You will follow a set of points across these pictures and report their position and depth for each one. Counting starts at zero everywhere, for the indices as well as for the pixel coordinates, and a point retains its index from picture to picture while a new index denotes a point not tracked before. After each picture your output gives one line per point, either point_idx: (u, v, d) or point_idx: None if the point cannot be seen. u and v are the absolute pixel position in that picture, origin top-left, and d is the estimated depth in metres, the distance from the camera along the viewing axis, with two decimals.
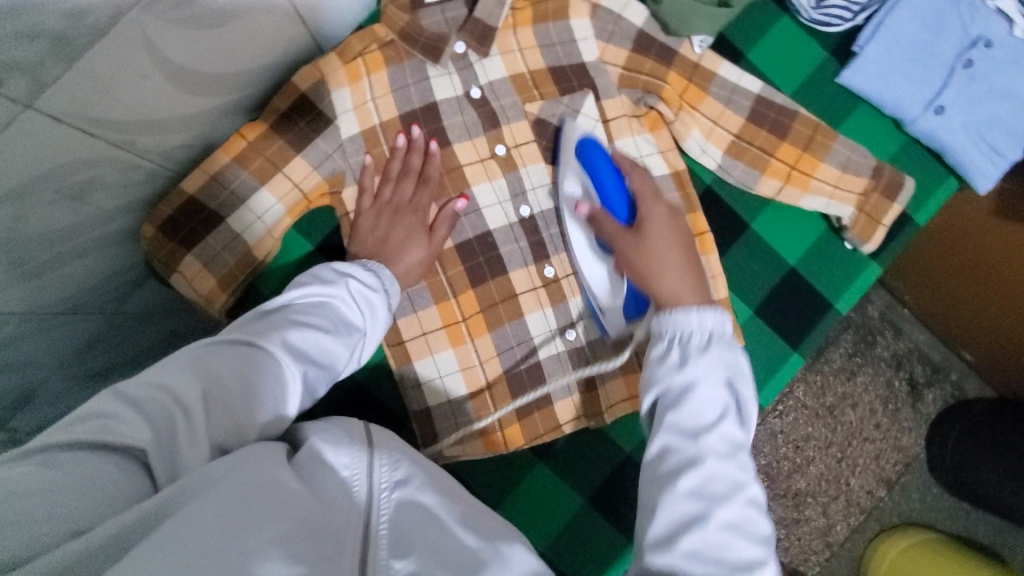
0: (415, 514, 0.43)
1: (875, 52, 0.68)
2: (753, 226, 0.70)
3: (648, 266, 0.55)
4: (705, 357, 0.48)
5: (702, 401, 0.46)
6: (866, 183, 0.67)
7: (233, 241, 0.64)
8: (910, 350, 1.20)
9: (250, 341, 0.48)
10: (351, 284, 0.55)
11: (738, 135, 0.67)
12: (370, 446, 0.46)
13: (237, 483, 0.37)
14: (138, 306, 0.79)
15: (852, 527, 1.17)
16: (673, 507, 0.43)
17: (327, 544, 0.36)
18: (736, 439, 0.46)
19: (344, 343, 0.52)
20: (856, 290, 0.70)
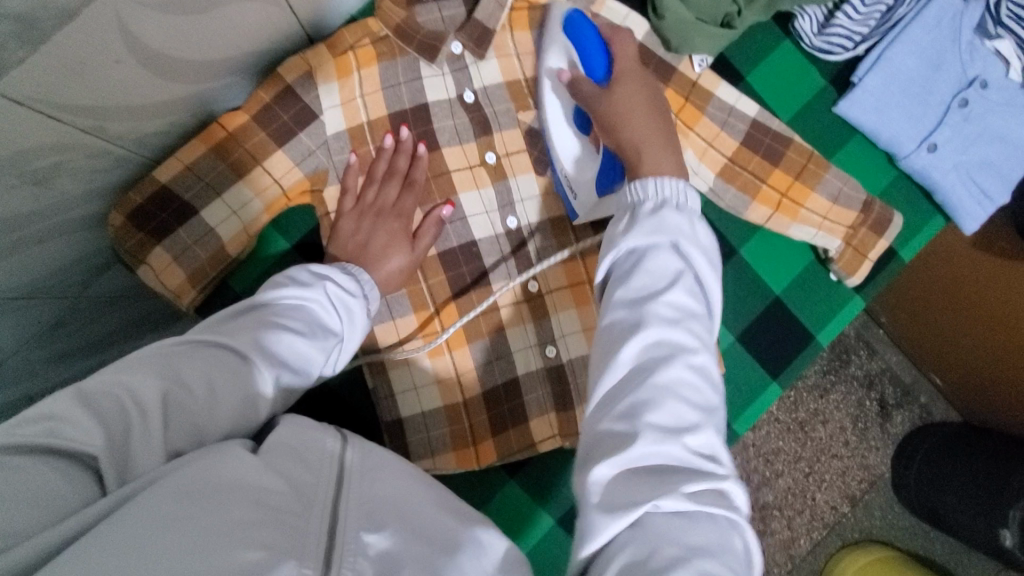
0: (386, 495, 0.38)
1: (873, 85, 0.68)
2: (740, 252, 0.70)
3: (623, 122, 0.53)
4: (654, 217, 0.44)
5: (654, 266, 0.43)
6: (855, 217, 0.66)
7: (206, 235, 0.61)
8: (883, 370, 1.22)
9: (219, 342, 0.44)
10: (329, 287, 0.52)
11: (732, 159, 0.66)
12: (346, 434, 0.43)
13: (185, 477, 0.33)
14: (104, 290, 0.75)
15: (815, 541, 1.18)
16: (616, 364, 0.40)
17: (296, 522, 0.33)
18: (687, 304, 0.42)
19: (322, 346, 0.49)
20: (837, 323, 0.70)
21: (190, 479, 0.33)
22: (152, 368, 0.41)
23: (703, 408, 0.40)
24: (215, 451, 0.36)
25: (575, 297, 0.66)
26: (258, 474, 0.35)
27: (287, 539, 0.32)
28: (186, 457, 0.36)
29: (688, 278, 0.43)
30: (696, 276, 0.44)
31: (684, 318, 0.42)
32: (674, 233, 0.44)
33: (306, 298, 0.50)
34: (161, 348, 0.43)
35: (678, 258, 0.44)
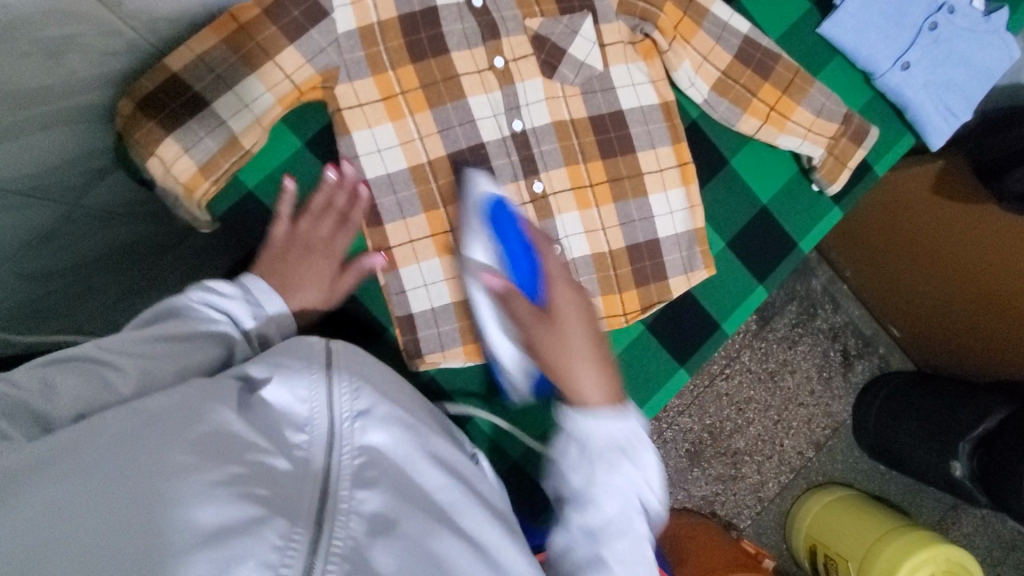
0: (376, 451, 0.44)
1: (853, 6, 0.73)
2: (731, 162, 0.74)
3: (560, 363, 0.54)
4: (598, 425, 0.52)
5: (605, 486, 0.50)
6: (837, 127, 0.71)
7: (218, 127, 0.62)
8: (846, 323, 1.30)
9: (77, 356, 0.46)
10: (195, 296, 0.53)
11: (726, 73, 0.70)
12: (327, 370, 0.47)
13: (171, 425, 0.37)
14: (102, 204, 0.75)
15: (782, 484, 1.26)
16: (573, 542, 0.52)
17: (280, 493, 0.37)
18: (631, 503, 0.51)
19: (195, 346, 0.50)
20: (819, 230, 0.75)
21: (181, 432, 0.37)
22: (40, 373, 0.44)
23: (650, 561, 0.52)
24: (207, 396, 0.41)
25: (577, 200, 0.70)
26: (245, 433, 0.40)
27: (277, 499, 0.36)
28: (181, 393, 0.41)
29: (642, 467, 0.52)
30: (629, 455, 0.51)
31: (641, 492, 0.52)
32: (623, 459, 0.51)
33: (185, 308, 0.52)
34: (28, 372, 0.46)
35: (609, 491, 0.50)
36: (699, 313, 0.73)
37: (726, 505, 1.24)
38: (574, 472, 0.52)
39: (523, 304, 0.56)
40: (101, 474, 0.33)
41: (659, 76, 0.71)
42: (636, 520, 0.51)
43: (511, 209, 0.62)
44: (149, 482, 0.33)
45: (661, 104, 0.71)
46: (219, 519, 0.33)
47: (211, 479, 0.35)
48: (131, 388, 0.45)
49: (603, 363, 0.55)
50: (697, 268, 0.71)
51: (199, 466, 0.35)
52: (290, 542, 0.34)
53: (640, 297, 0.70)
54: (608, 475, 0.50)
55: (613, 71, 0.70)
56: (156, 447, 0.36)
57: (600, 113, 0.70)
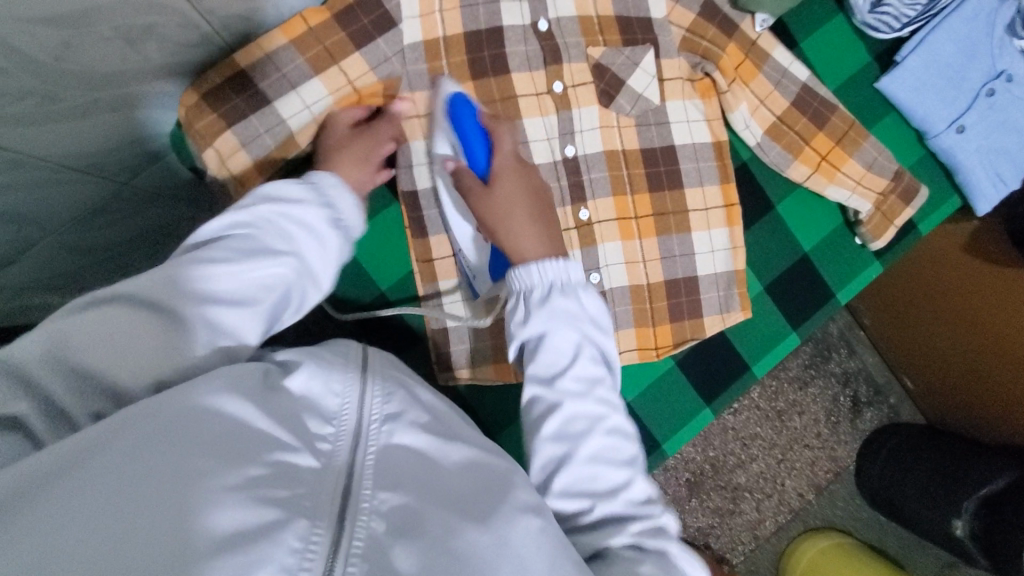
0: (401, 453, 0.40)
1: (914, 65, 0.73)
2: (777, 207, 0.74)
3: (492, 217, 0.55)
4: (542, 311, 0.48)
5: (556, 347, 0.48)
6: (886, 184, 0.71)
7: (277, 125, 0.63)
8: (860, 370, 1.29)
9: (148, 289, 0.43)
10: (267, 208, 0.49)
11: (781, 118, 0.71)
12: (363, 370, 0.44)
13: (185, 426, 0.35)
14: (148, 185, 0.76)
15: (780, 524, 1.24)
16: (541, 453, 0.46)
17: (304, 492, 0.35)
18: (594, 376, 0.48)
19: (270, 266, 0.47)
20: (857, 284, 0.75)
21: (197, 433, 0.35)
22: (76, 336, 0.41)
23: (626, 463, 0.46)
24: (225, 386, 0.38)
25: (621, 230, 0.70)
26: (265, 427, 0.37)
27: (300, 498, 0.34)
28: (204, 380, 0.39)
29: (591, 339, 0.49)
30: (576, 311, 0.49)
31: (596, 381, 0.48)
32: (568, 317, 0.48)
33: (253, 229, 0.48)
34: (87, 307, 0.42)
35: (569, 333, 0.48)
36: (728, 354, 0.73)
37: (722, 538, 1.22)
38: (529, 377, 0.48)
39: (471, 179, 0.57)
40: (119, 484, 0.31)
41: (715, 115, 0.71)
42: (606, 449, 0.46)
43: (473, 109, 0.59)
44: (168, 485, 0.32)
45: (713, 144, 0.71)
46: (240, 523, 0.31)
47: (228, 483, 0.33)
48: (210, 341, 0.43)
49: (544, 223, 0.55)
50: (732, 310, 0.71)
51: (213, 470, 0.33)
52: (306, 551, 0.32)
53: (673, 333, 0.70)
54: (560, 318, 0.48)
55: (669, 105, 0.70)
56: (171, 451, 0.33)
57: (652, 146, 0.70)
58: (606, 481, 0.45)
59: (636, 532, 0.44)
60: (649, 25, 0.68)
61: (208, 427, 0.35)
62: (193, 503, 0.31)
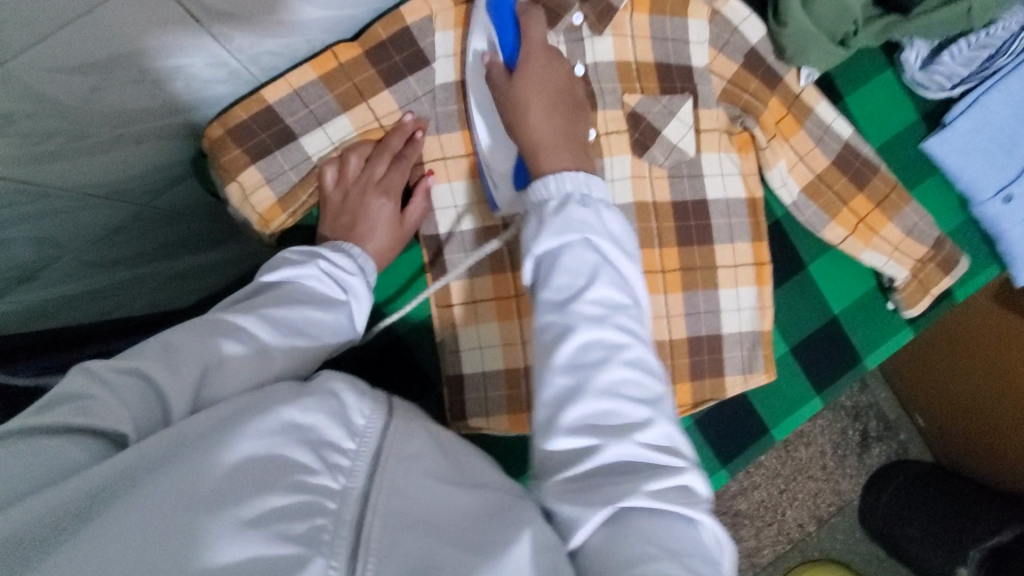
0: (418, 479, 0.38)
1: (963, 127, 0.70)
2: (809, 267, 0.71)
3: (517, 115, 0.53)
4: (557, 218, 0.44)
5: (575, 257, 0.43)
6: (925, 251, 0.69)
7: (302, 162, 0.61)
8: (871, 405, 1.24)
9: (228, 321, 0.46)
10: (323, 264, 0.54)
11: (820, 177, 0.68)
12: (388, 406, 0.43)
13: (215, 452, 0.35)
14: (168, 204, 0.75)
15: (778, 552, 1.19)
16: (550, 385, 0.41)
17: (320, 523, 0.33)
18: (616, 301, 0.43)
19: (327, 311, 0.51)
20: (885, 350, 0.72)
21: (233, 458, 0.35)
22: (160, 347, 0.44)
23: (648, 402, 0.41)
24: (253, 412, 0.38)
25: (647, 284, 0.67)
26: (285, 453, 0.36)
27: (313, 535, 0.33)
28: (235, 409, 0.39)
29: (610, 260, 0.44)
30: (593, 221, 0.44)
31: (618, 306, 0.43)
32: (583, 231, 0.44)
33: (302, 275, 0.52)
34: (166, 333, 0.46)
35: (592, 252, 0.44)
36: (749, 416, 0.71)
37: None
38: (540, 268, 0.45)
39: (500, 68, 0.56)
40: (145, 517, 0.31)
41: (751, 170, 0.69)
42: (613, 402, 0.40)
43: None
44: (187, 519, 0.31)
45: (748, 200, 0.69)
46: (249, 559, 0.30)
47: (244, 517, 0.32)
48: (287, 369, 0.48)
49: (567, 112, 0.54)
50: (755, 371, 0.69)
51: (235, 500, 0.32)
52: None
53: (693, 391, 0.68)
54: (576, 225, 0.44)
55: (704, 157, 0.68)
56: (197, 480, 0.33)
57: (684, 199, 0.68)
58: (628, 430, 0.39)
59: (653, 490, 0.37)
60: (688, 74, 0.66)
61: (225, 457, 0.34)
62: (211, 537, 0.31)
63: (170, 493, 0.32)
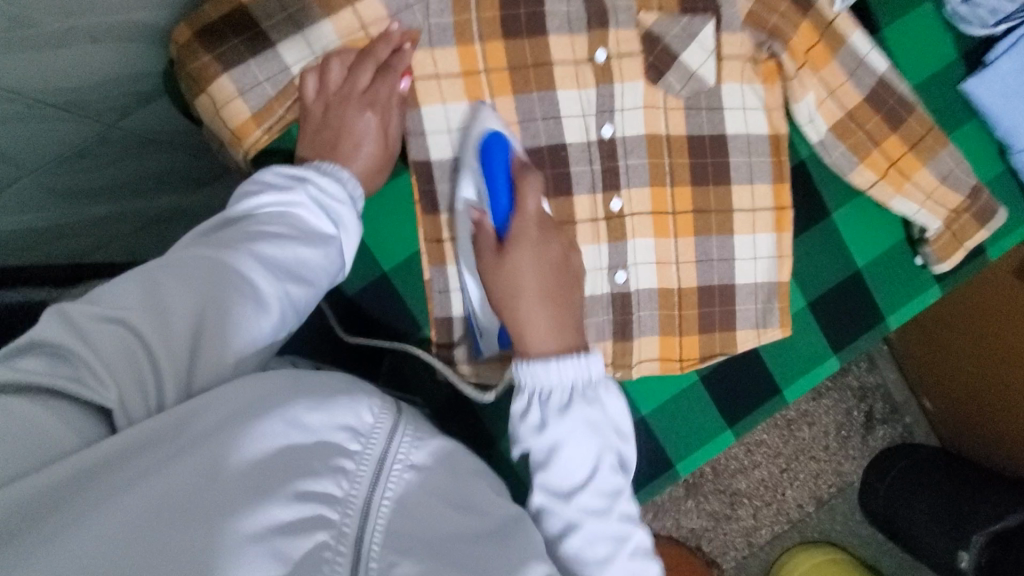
0: (421, 506, 0.37)
1: (1007, 67, 0.63)
2: (833, 215, 0.66)
3: (505, 293, 0.49)
4: (563, 420, 0.46)
5: (567, 459, 0.46)
6: (961, 200, 0.63)
7: (278, 73, 0.55)
8: (878, 386, 1.16)
9: (217, 262, 0.40)
10: (312, 190, 0.47)
11: (851, 115, 0.61)
12: (398, 410, 0.42)
13: (215, 450, 0.32)
14: (135, 127, 0.67)
15: (774, 533, 1.14)
16: (569, 540, 0.46)
17: (320, 552, 0.31)
18: (616, 489, 0.47)
19: (317, 246, 0.45)
20: (911, 309, 0.67)
21: (234, 457, 0.32)
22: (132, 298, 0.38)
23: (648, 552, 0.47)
24: (259, 407, 0.35)
25: (655, 226, 0.62)
26: (286, 454, 0.34)
27: (312, 556, 0.31)
28: (240, 395, 0.36)
29: (610, 446, 0.48)
30: (599, 419, 0.47)
31: (618, 494, 0.47)
32: (588, 429, 0.47)
33: (291, 205, 0.45)
34: (146, 271, 0.40)
35: (587, 472, 0.47)
36: (760, 375, 0.66)
37: (713, 542, 1.13)
38: (536, 460, 0.48)
39: (486, 234, 0.51)
40: (135, 524, 0.28)
41: (776, 104, 0.62)
42: (627, 537, 0.46)
43: (509, 154, 0.54)
44: (178, 528, 0.29)
45: (771, 137, 0.63)
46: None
47: (247, 530, 0.30)
48: (279, 318, 0.42)
49: (561, 303, 0.50)
50: (770, 326, 0.64)
51: (238, 508, 0.30)
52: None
53: (701, 344, 0.63)
54: (582, 422, 0.47)
55: (724, 88, 0.61)
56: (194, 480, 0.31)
57: (700, 133, 0.62)
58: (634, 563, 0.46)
59: None
60: None
61: (230, 460, 0.32)
62: (211, 552, 0.29)
63: (162, 493, 0.30)
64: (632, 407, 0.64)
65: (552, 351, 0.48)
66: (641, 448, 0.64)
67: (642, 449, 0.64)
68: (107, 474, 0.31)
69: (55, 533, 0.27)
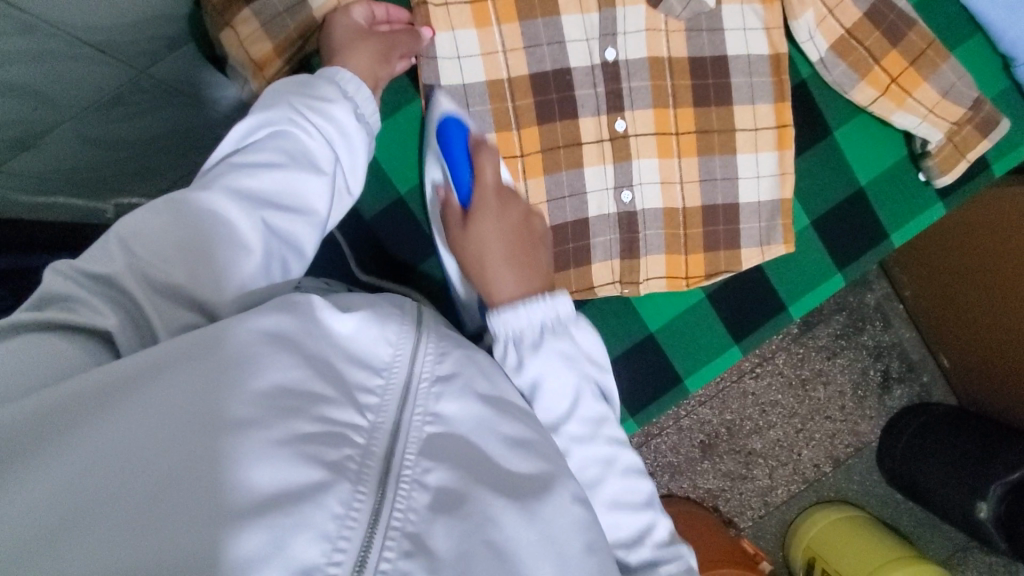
0: (454, 439, 0.39)
1: None
2: (835, 133, 0.67)
3: (472, 263, 0.51)
4: (537, 356, 0.47)
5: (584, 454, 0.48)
6: (963, 112, 0.64)
7: (297, 6, 0.58)
8: (893, 344, 1.11)
9: (194, 204, 0.41)
10: (296, 107, 0.49)
11: (850, 32, 0.62)
12: (418, 325, 0.44)
13: (237, 371, 0.34)
14: (164, 75, 0.70)
15: (792, 493, 1.11)
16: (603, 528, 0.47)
17: (349, 463, 0.34)
18: (631, 474, 0.48)
19: (303, 164, 0.47)
20: (916, 226, 0.68)
21: (255, 378, 0.34)
22: (135, 223, 0.40)
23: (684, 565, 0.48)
24: (276, 338, 0.37)
25: (659, 147, 0.64)
26: (311, 380, 0.36)
27: (339, 463, 0.34)
28: (258, 327, 0.37)
29: (620, 440, 0.49)
30: (603, 415, 0.48)
31: (602, 420, 0.48)
32: (597, 423, 0.48)
33: (278, 126, 0.47)
34: (178, 203, 0.41)
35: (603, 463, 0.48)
36: (764, 293, 0.68)
37: (729, 501, 1.10)
38: None
39: (452, 206, 0.53)
40: (172, 429, 0.31)
41: (776, 24, 0.64)
42: (651, 519, 0.48)
43: (467, 132, 0.55)
44: (207, 433, 0.31)
45: (771, 57, 0.64)
46: (279, 483, 0.31)
47: (275, 437, 0.32)
48: (267, 242, 0.43)
49: (525, 260, 0.51)
50: (774, 242, 0.66)
51: (265, 421, 0.33)
52: (352, 510, 0.32)
53: (707, 262, 0.65)
54: (587, 418, 0.48)
55: (724, 10, 0.63)
56: (222, 393, 0.33)
57: (702, 55, 0.63)
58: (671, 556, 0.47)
59: None
60: None
61: (255, 383, 0.34)
62: (244, 458, 0.31)
63: (186, 407, 0.32)
64: (640, 324, 0.67)
65: (519, 299, 0.49)
66: (650, 366, 0.67)
67: (651, 366, 0.67)
68: (136, 386, 0.33)
69: (100, 430, 0.30)
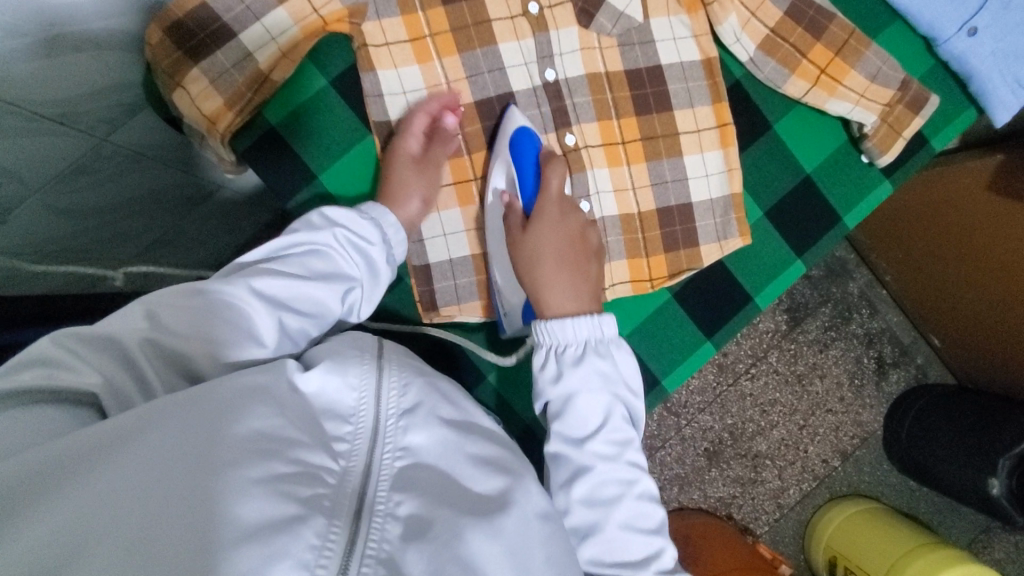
0: (423, 472, 0.39)
1: None
2: (775, 127, 0.70)
3: (528, 266, 0.57)
4: (577, 370, 0.51)
5: (604, 469, 0.50)
6: (892, 93, 0.66)
7: (243, 60, 0.60)
8: (883, 330, 1.12)
9: (221, 300, 0.45)
10: (340, 233, 0.52)
11: (774, 30, 0.66)
12: (380, 361, 0.44)
13: (213, 421, 0.35)
14: (128, 140, 0.73)
15: (804, 492, 1.09)
16: (606, 537, 0.49)
17: (324, 499, 0.34)
18: (646, 496, 0.51)
19: (331, 286, 0.50)
20: (866, 206, 0.70)
21: (230, 426, 0.35)
22: (153, 308, 0.43)
23: None
24: (247, 390, 0.37)
25: (608, 157, 0.66)
26: (285, 424, 0.37)
27: (314, 497, 0.34)
28: (232, 383, 0.38)
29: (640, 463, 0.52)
30: (628, 436, 0.51)
31: (627, 443, 0.51)
32: (621, 441, 0.51)
33: (317, 244, 0.51)
34: (212, 295, 0.44)
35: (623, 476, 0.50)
36: (731, 287, 0.69)
37: (743, 508, 1.08)
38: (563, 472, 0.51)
39: (517, 208, 0.60)
40: (150, 479, 0.31)
41: (703, 31, 0.67)
42: (659, 544, 0.50)
43: (538, 145, 0.61)
44: (183, 479, 0.31)
45: (703, 61, 0.67)
46: (260, 517, 0.31)
47: (252, 476, 0.33)
48: (277, 344, 0.46)
49: (577, 269, 0.57)
50: (731, 236, 0.67)
51: (241, 461, 0.33)
52: (327, 543, 0.32)
53: (669, 262, 0.67)
54: (614, 436, 0.51)
55: (653, 22, 0.66)
56: (198, 441, 0.33)
57: (637, 67, 0.66)
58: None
59: None
60: None
61: (232, 429, 0.35)
62: (223, 496, 0.31)
63: (163, 457, 0.32)
64: None
65: (567, 314, 0.54)
66: None
67: None
68: (115, 439, 0.33)
69: (76, 486, 0.30)
